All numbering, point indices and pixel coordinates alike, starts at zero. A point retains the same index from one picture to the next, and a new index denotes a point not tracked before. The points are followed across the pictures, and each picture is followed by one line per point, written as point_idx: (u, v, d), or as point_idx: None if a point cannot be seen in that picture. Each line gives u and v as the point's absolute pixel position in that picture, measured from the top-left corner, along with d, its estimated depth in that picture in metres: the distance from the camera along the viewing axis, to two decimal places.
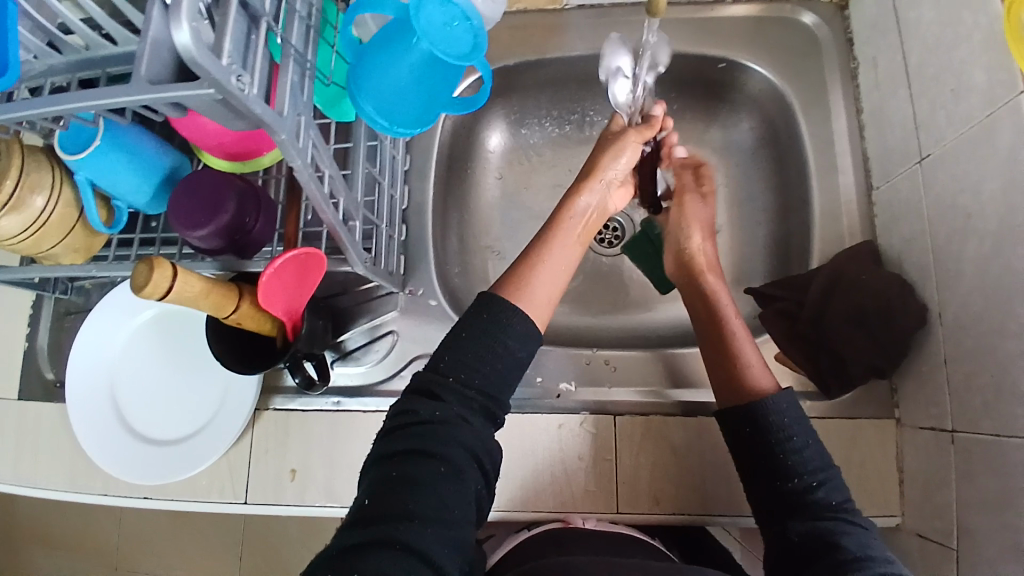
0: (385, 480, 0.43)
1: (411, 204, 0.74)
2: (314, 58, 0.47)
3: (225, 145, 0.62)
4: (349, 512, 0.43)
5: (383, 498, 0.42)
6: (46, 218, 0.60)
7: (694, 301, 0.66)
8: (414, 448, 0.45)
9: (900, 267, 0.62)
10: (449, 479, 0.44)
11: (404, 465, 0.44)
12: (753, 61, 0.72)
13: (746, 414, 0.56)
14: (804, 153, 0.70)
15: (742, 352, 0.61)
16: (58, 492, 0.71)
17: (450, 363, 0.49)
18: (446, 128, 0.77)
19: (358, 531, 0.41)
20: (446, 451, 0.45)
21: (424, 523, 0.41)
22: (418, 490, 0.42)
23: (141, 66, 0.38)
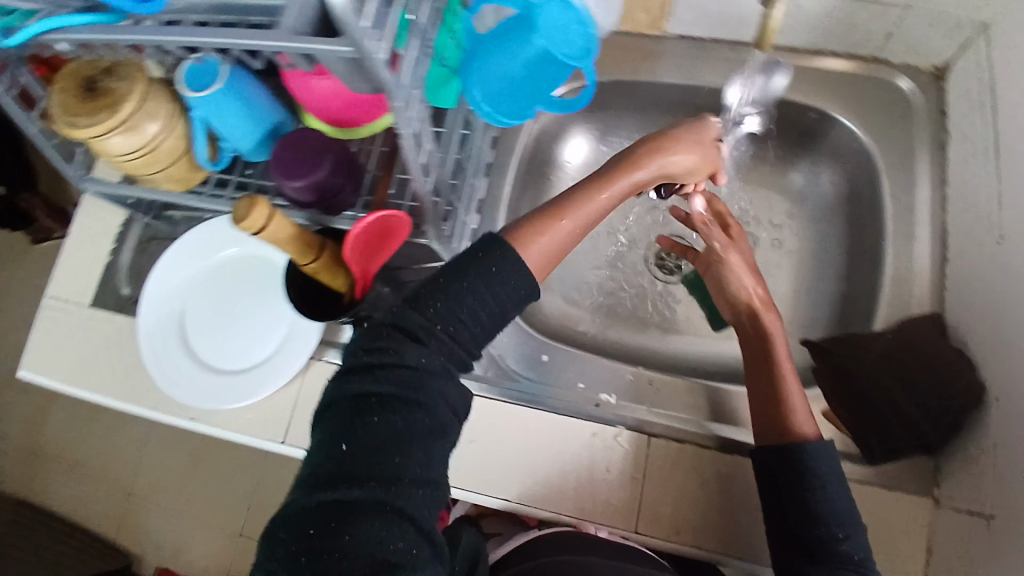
0: (366, 425, 0.43)
1: (488, 197, 0.77)
2: (435, 40, 0.50)
3: (332, 110, 0.65)
4: (324, 458, 0.43)
5: (366, 448, 0.42)
6: (157, 143, 0.63)
7: (751, 343, 0.66)
8: (395, 395, 0.44)
9: (963, 342, 0.61)
10: (429, 434, 0.44)
11: (385, 414, 0.44)
12: (842, 114, 0.73)
13: (780, 460, 0.56)
14: (883, 214, 0.70)
15: (790, 396, 0.60)
16: (112, 397, 0.76)
17: (439, 310, 0.47)
18: (532, 131, 0.80)
19: (344, 483, 0.41)
20: (425, 405, 0.45)
21: (415, 488, 0.42)
22: (404, 449, 0.43)
23: (290, 18, 0.42)
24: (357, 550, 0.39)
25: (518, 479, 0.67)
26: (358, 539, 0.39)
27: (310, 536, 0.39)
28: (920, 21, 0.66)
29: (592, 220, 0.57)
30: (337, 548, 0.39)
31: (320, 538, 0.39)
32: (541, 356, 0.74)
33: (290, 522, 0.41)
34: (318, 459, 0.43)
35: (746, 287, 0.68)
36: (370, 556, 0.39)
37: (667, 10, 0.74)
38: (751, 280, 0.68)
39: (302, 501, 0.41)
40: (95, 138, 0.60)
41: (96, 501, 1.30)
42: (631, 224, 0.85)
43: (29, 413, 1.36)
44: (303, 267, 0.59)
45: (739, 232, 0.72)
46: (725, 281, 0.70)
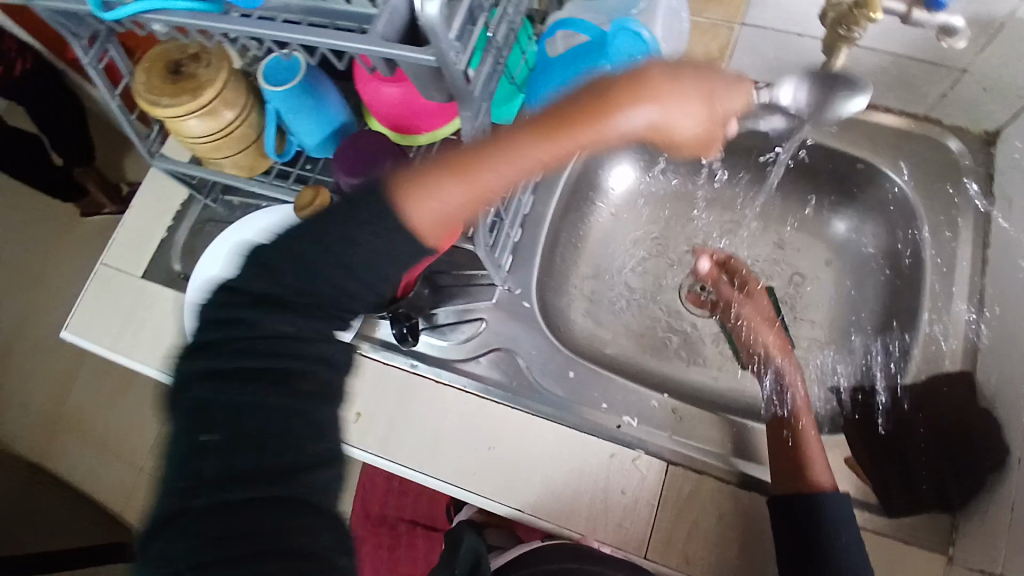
0: (229, 413, 0.38)
1: (533, 213, 0.79)
2: (506, 57, 0.53)
3: (396, 116, 0.68)
4: (199, 461, 0.37)
5: (236, 435, 0.38)
6: (231, 129, 0.67)
7: (776, 397, 0.67)
8: (263, 372, 0.40)
9: (992, 404, 0.61)
10: (308, 412, 0.40)
11: (257, 395, 0.39)
12: (890, 170, 0.74)
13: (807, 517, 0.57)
14: (923, 271, 0.71)
15: (812, 458, 0.61)
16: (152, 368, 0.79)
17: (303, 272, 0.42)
18: (581, 156, 0.82)
19: (221, 480, 0.36)
20: (298, 375, 0.41)
21: (311, 470, 0.39)
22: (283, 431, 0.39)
23: (380, 25, 0.44)
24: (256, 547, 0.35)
25: (532, 490, 0.68)
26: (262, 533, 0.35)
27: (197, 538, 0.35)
28: (976, 87, 0.67)
29: (512, 176, 0.44)
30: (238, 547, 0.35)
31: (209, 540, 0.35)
32: (568, 371, 0.74)
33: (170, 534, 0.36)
34: (191, 466, 0.37)
35: (766, 344, 0.74)
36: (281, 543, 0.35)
37: (726, 51, 0.75)
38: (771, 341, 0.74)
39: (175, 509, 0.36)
40: (176, 120, 0.63)
41: (111, 473, 1.33)
42: (668, 255, 0.86)
43: (57, 380, 1.39)
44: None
45: (756, 287, 0.78)
46: (750, 337, 0.76)
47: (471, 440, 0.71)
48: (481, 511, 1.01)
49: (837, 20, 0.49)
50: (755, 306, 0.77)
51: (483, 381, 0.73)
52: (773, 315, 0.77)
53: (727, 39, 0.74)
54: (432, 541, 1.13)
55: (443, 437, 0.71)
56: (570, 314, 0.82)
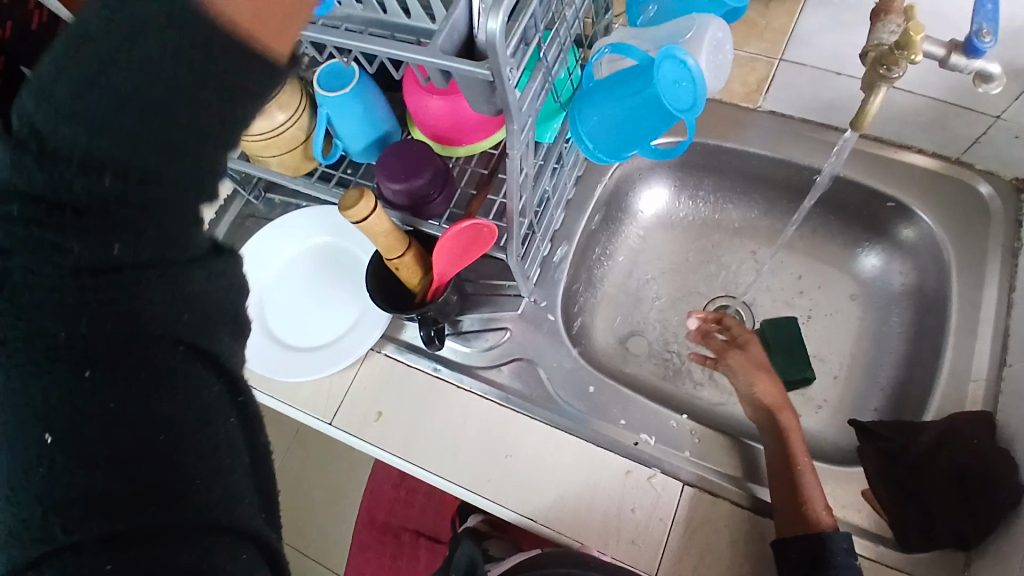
0: (48, 416, 0.27)
1: (563, 229, 0.80)
2: (554, 76, 0.56)
3: (440, 126, 0.71)
4: (46, 477, 0.26)
5: (70, 445, 0.27)
6: (280, 132, 0.71)
7: (774, 445, 0.66)
8: (74, 341, 0.27)
9: (1011, 446, 0.62)
10: (160, 388, 0.29)
11: (76, 378, 0.27)
12: (921, 209, 0.75)
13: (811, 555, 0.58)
14: (948, 311, 0.71)
15: (812, 496, 0.61)
16: None
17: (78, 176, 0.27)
18: (614, 176, 0.84)
19: (63, 514, 0.26)
20: (136, 334, 0.29)
21: (197, 473, 0.30)
22: (137, 427, 0.28)
23: (441, 39, 0.46)
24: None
25: (545, 500, 0.69)
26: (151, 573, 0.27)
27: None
28: (1009, 134, 0.69)
29: None
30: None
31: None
32: (588, 386, 0.74)
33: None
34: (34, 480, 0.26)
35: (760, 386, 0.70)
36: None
37: (764, 85, 0.78)
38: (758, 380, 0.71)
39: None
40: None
41: None
42: (692, 280, 0.88)
43: None
44: (387, 260, 0.63)
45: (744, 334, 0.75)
46: (745, 385, 0.72)
47: (488, 448, 0.72)
48: (487, 521, 1.02)
49: (877, 59, 0.50)
50: (744, 356, 0.73)
51: (505, 390, 0.74)
52: (766, 361, 0.73)
53: (765, 72, 0.76)
54: (434, 554, 1.12)
55: (460, 443, 0.72)
56: (593, 332, 0.83)
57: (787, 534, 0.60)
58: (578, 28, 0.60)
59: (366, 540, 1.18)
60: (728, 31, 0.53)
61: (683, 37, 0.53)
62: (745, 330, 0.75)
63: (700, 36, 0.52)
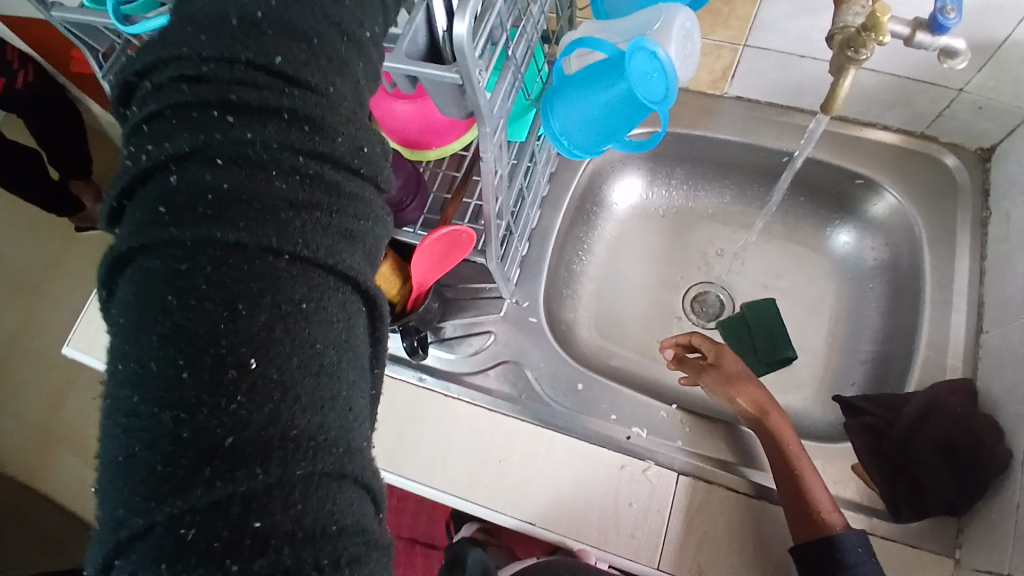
0: (247, 343, 0.26)
1: (540, 227, 0.79)
2: (522, 72, 0.55)
3: (406, 131, 0.70)
4: (248, 400, 0.26)
5: (273, 370, 0.27)
6: None
7: (768, 444, 0.67)
8: (273, 272, 0.27)
9: (994, 411, 0.63)
10: (344, 337, 0.29)
11: (274, 313, 0.27)
12: (890, 185, 0.77)
13: (812, 555, 0.59)
14: (923, 283, 0.72)
15: (816, 496, 0.62)
16: None
17: (315, 109, 0.29)
18: (588, 170, 0.83)
19: (247, 445, 0.26)
20: (328, 277, 0.28)
21: (354, 424, 0.29)
22: (319, 371, 0.28)
23: (405, 43, 0.44)
24: (309, 532, 0.26)
25: (541, 500, 0.68)
26: (316, 518, 0.26)
27: (223, 526, 0.25)
28: (973, 106, 0.70)
29: None
30: (291, 532, 0.25)
31: (237, 530, 0.25)
32: (576, 383, 0.74)
33: (140, 534, 0.25)
34: (236, 387, 0.26)
35: (739, 401, 0.69)
36: (346, 527, 0.26)
37: (730, 72, 0.78)
38: (741, 398, 0.69)
39: (162, 500, 0.25)
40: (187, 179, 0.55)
41: None
42: (669, 269, 0.88)
43: None
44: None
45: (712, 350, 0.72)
46: (727, 396, 0.70)
47: (481, 452, 0.70)
48: (481, 529, 1.01)
49: (844, 42, 0.50)
50: (716, 374, 0.71)
51: (492, 394, 0.73)
52: (741, 371, 0.70)
53: (730, 59, 0.76)
54: (431, 559, 1.13)
55: (450, 452, 0.71)
56: (576, 326, 0.82)
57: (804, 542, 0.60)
58: (543, 23, 0.58)
59: None
60: (695, 20, 0.53)
61: (651, 28, 0.52)
62: (713, 346, 0.72)
63: (668, 26, 0.51)
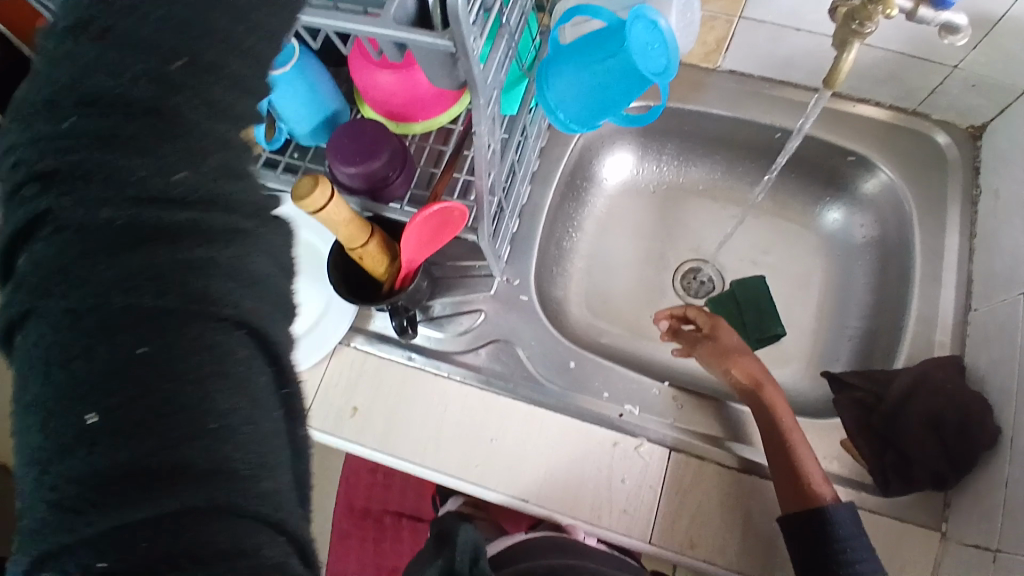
0: (86, 400, 0.27)
1: (530, 203, 0.77)
2: (516, 41, 0.53)
3: (390, 102, 0.68)
4: (88, 456, 0.26)
5: (114, 419, 0.27)
6: None
7: (762, 418, 0.67)
8: (108, 323, 0.27)
9: (981, 387, 0.64)
10: (197, 371, 0.28)
11: (111, 364, 0.27)
12: (883, 162, 0.76)
13: (804, 530, 0.60)
14: (913, 259, 0.73)
15: (808, 469, 0.62)
16: None
17: (140, 152, 0.28)
18: (578, 145, 0.81)
19: (93, 492, 0.26)
20: (173, 315, 0.28)
21: (227, 455, 0.28)
22: (160, 411, 0.27)
23: (394, 6, 0.42)
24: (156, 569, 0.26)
25: (533, 479, 0.67)
26: (166, 551, 0.26)
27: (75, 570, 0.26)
28: (965, 83, 0.70)
29: None
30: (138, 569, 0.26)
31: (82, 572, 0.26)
32: (568, 361, 0.73)
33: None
34: (75, 444, 0.27)
35: (733, 373, 0.70)
36: (206, 558, 0.27)
37: (724, 44, 0.76)
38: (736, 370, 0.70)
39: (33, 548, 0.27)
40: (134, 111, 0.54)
41: None
42: (657, 246, 0.87)
43: None
44: (351, 250, 0.62)
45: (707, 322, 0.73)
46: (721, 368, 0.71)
47: (473, 431, 0.70)
48: (469, 503, 1.01)
49: (849, 15, 0.49)
50: (711, 347, 0.72)
51: (483, 373, 0.72)
52: (736, 344, 0.71)
53: (725, 31, 0.74)
54: (417, 535, 1.12)
55: (442, 431, 0.70)
56: (566, 304, 0.82)
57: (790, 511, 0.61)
58: None
59: (346, 527, 1.13)
60: None
61: None
62: (708, 319, 0.73)
63: None
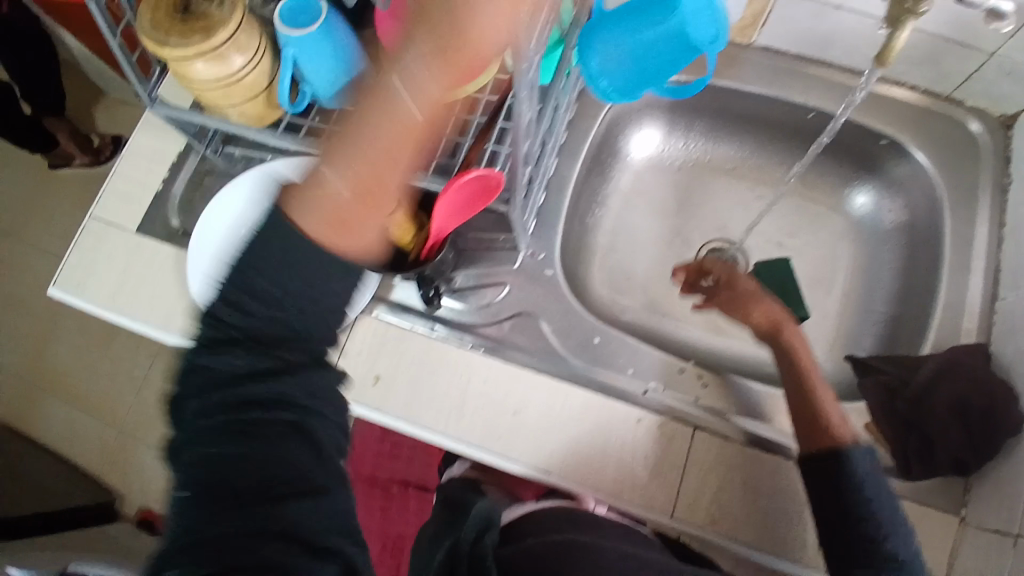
0: (186, 475, 0.36)
1: (558, 175, 0.76)
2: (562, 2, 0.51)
3: None
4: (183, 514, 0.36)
5: (200, 483, 0.36)
6: (240, 78, 0.64)
7: (783, 361, 0.67)
8: (207, 424, 0.37)
9: (1007, 376, 0.64)
10: (255, 446, 0.37)
11: (201, 450, 0.37)
12: (915, 146, 0.75)
13: (825, 484, 0.58)
14: (942, 246, 0.72)
15: (827, 408, 0.62)
16: (141, 324, 0.77)
17: (240, 302, 0.38)
18: (608, 118, 0.80)
19: (184, 535, 0.35)
20: (243, 411, 0.37)
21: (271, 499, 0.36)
22: (227, 473, 0.36)
23: None
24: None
25: (555, 454, 0.67)
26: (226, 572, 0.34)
27: None
28: (1004, 69, 0.69)
29: None
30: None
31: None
32: (593, 337, 0.73)
33: None
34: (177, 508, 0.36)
35: (753, 316, 0.71)
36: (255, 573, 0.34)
37: (761, 18, 0.75)
38: (755, 312, 0.70)
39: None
40: (180, 60, 0.60)
41: (87, 431, 1.33)
42: (681, 224, 0.86)
43: (29, 337, 1.38)
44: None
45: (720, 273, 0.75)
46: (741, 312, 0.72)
47: (497, 403, 0.69)
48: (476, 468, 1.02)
49: None
50: (728, 294, 0.73)
51: (506, 345, 0.72)
52: (754, 289, 0.72)
53: (764, 5, 0.72)
54: (423, 504, 1.13)
55: (465, 402, 0.70)
56: (588, 279, 0.81)
57: (810, 455, 0.60)
58: None
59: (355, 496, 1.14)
60: None
61: None
62: (722, 270, 0.75)
63: None
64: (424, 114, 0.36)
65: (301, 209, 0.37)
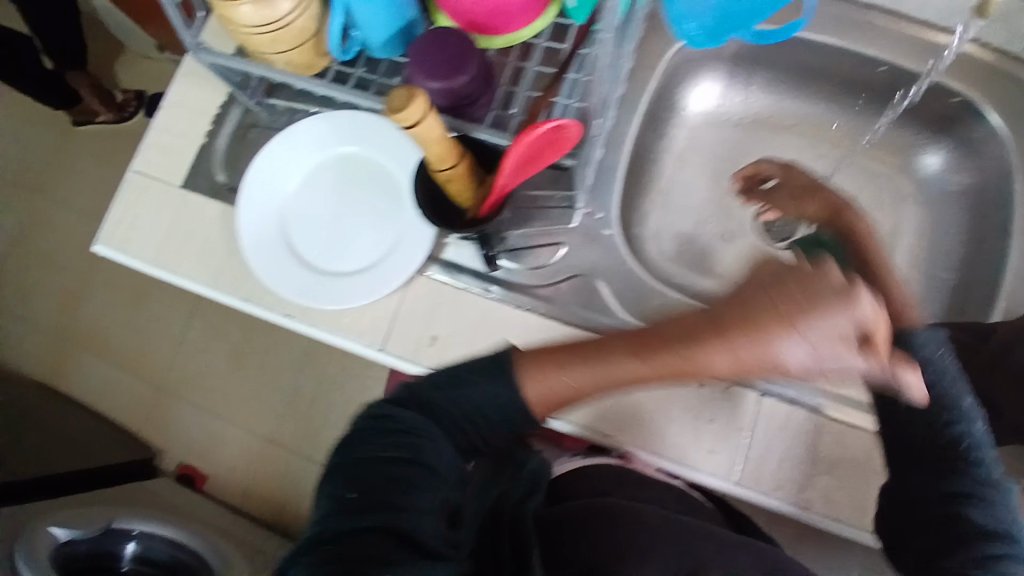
0: (357, 482, 0.48)
1: (616, 131, 0.74)
2: None
3: (476, 12, 0.64)
4: (344, 518, 0.46)
5: (365, 489, 0.47)
6: (287, 24, 0.64)
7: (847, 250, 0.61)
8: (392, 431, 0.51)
9: None
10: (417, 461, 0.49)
11: (379, 452, 0.50)
12: (990, 106, 0.72)
13: (881, 369, 0.58)
14: (1014, 211, 0.70)
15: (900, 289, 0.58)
16: (192, 284, 0.76)
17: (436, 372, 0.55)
18: (667, 71, 0.77)
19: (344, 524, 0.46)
20: (416, 437, 0.50)
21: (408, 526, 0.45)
22: (386, 492, 0.46)
23: None
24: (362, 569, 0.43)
25: (615, 418, 0.67)
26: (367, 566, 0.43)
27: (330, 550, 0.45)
28: None
29: None
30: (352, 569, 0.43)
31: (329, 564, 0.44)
32: (652, 300, 0.72)
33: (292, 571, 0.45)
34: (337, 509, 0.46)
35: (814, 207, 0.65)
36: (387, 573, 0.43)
37: None
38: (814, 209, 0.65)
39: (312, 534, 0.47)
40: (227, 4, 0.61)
41: (129, 387, 1.37)
42: None
43: (69, 294, 1.41)
44: (436, 173, 0.60)
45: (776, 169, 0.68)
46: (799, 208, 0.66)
47: None
48: None
49: None
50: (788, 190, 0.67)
51: (564, 307, 0.71)
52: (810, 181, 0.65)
53: None
54: None
55: None
56: (643, 239, 0.79)
57: (878, 343, 0.57)
58: None
59: None
60: None
61: None
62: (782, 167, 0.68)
63: None
64: (679, 372, 0.45)
65: (531, 379, 0.51)
